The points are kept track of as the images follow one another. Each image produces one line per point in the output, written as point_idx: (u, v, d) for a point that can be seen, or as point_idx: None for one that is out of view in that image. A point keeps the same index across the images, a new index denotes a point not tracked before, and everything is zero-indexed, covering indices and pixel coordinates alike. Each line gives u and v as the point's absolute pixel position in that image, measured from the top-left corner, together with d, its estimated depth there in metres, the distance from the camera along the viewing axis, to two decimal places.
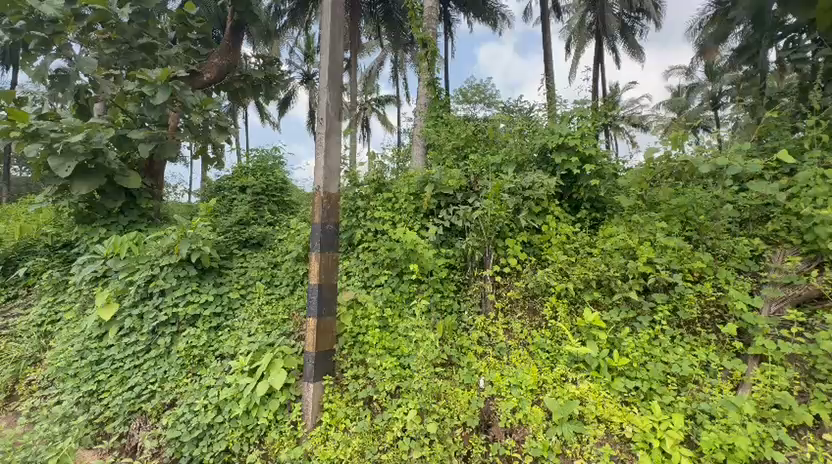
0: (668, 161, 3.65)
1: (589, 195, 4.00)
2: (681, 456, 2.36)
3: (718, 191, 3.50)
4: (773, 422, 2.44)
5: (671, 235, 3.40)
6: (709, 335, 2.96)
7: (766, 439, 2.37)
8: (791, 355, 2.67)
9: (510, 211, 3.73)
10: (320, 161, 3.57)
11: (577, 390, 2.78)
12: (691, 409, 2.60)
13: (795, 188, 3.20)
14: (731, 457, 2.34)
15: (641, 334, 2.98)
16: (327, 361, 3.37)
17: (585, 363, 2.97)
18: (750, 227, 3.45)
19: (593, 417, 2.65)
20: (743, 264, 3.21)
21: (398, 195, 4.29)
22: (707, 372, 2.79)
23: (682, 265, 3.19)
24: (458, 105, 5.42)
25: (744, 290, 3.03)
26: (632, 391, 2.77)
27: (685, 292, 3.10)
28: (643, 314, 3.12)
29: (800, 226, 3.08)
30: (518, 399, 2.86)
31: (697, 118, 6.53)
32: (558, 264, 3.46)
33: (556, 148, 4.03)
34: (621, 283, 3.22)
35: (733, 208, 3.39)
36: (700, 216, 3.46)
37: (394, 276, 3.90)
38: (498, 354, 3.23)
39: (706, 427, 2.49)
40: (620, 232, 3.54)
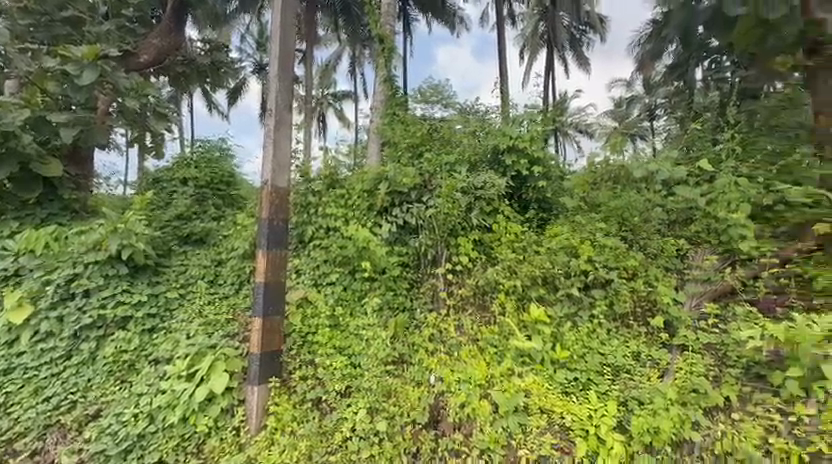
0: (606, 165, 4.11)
1: (537, 196, 4.14)
2: (614, 441, 2.59)
3: (650, 195, 3.80)
4: (692, 405, 2.70)
5: (610, 235, 3.64)
6: (641, 327, 3.21)
7: (686, 421, 2.63)
8: (707, 344, 2.97)
9: (462, 210, 3.81)
10: (269, 154, 3.43)
11: (523, 383, 2.90)
12: (624, 396, 2.80)
13: (714, 194, 3.55)
14: (656, 438, 2.58)
15: (581, 327, 3.21)
16: (274, 362, 3.25)
17: (530, 357, 3.09)
18: (677, 228, 3.65)
19: (537, 407, 2.80)
20: (670, 262, 3.47)
21: (352, 193, 4.24)
22: (639, 362, 3.01)
23: (619, 263, 3.43)
24: (416, 104, 5.39)
25: (670, 285, 3.31)
26: (572, 382, 2.94)
27: (620, 288, 3.32)
28: (582, 309, 3.31)
29: (718, 228, 3.41)
30: (467, 394, 2.94)
31: (635, 127, 7.07)
32: (508, 262, 3.58)
33: (509, 149, 4.14)
34: (564, 280, 3.41)
35: (663, 211, 3.70)
36: (635, 218, 3.73)
37: (346, 274, 3.80)
38: (448, 350, 3.28)
39: (636, 412, 2.70)
40: (565, 232, 3.71)
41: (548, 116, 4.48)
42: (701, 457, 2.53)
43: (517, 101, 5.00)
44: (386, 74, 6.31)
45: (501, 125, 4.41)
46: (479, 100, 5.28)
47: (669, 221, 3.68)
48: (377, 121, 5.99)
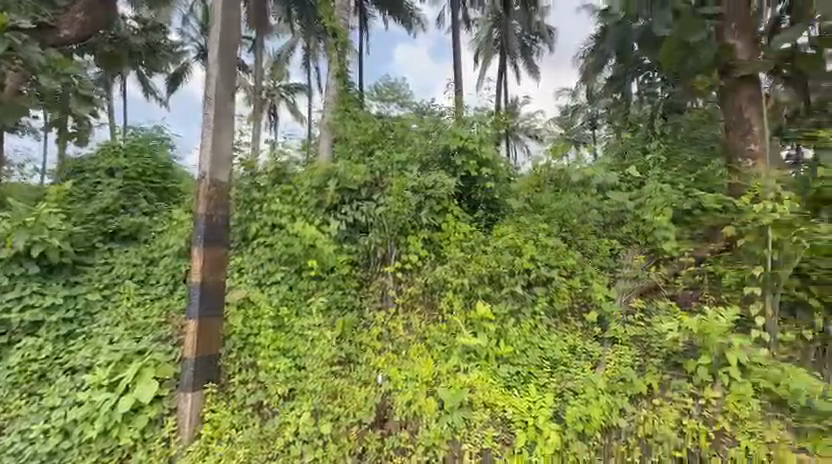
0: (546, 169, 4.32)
1: (485, 196, 4.26)
2: (551, 430, 2.71)
3: (588, 198, 4.05)
4: (620, 392, 2.90)
5: (551, 235, 3.85)
6: (578, 322, 3.41)
7: (614, 408, 2.83)
8: (634, 337, 3.18)
9: (412, 209, 3.82)
10: (207, 145, 3.23)
11: (467, 379, 2.97)
12: (560, 388, 2.96)
13: (642, 199, 3.87)
14: (588, 426, 2.74)
15: (524, 323, 3.35)
16: (211, 366, 3.10)
17: (475, 353, 3.17)
18: (610, 229, 3.90)
19: (480, 402, 2.87)
20: (604, 261, 3.71)
21: (299, 189, 4.13)
22: (576, 355, 3.19)
23: (558, 262, 3.63)
24: (373, 102, 5.32)
25: (604, 283, 3.55)
26: (513, 376, 3.06)
27: (559, 286, 3.52)
28: (525, 306, 3.46)
29: (645, 229, 3.72)
30: (414, 392, 2.96)
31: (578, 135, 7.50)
32: (456, 261, 3.64)
33: (461, 149, 4.21)
34: (508, 278, 3.54)
35: (599, 212, 3.95)
36: (573, 220, 3.97)
37: (292, 273, 3.71)
38: (396, 349, 3.28)
39: (571, 403, 2.85)
40: (510, 232, 3.86)
41: (498, 119, 4.61)
42: (628, 441, 2.72)
43: (470, 102, 5.09)
44: (339, 69, 6.18)
45: (452, 124, 4.49)
46: (436, 101, 5.30)
47: (604, 223, 3.92)
48: (329, 117, 5.84)
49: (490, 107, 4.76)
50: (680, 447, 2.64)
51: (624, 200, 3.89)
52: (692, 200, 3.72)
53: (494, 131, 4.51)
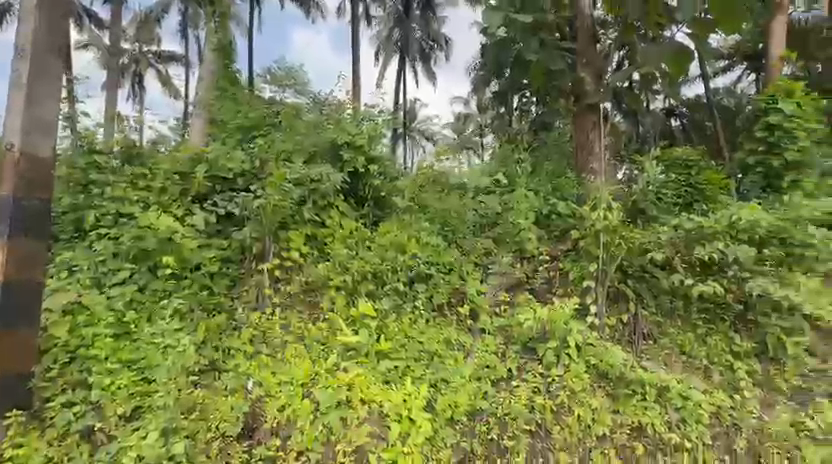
0: (430, 171, 4.52)
1: (373, 194, 4.26)
2: (423, 419, 2.81)
3: (466, 200, 4.37)
4: (485, 378, 3.21)
5: (432, 233, 4.07)
6: (453, 315, 3.66)
7: (480, 393, 3.10)
8: (499, 327, 3.53)
9: (293, 203, 3.62)
10: (20, 111, 2.56)
11: (346, 377, 2.89)
12: (435, 380, 3.12)
13: (511, 204, 4.31)
14: (456, 412, 2.96)
15: (403, 320, 3.48)
16: (19, 387, 2.64)
17: (356, 350, 3.14)
18: (486, 230, 4.28)
19: (358, 399, 2.82)
20: (479, 260, 4.06)
21: (156, 173, 3.54)
22: (450, 347, 3.40)
23: (439, 260, 3.87)
24: (266, 85, 4.92)
25: (477, 279, 3.86)
26: (391, 371, 3.10)
27: (439, 283, 3.78)
28: (408, 300, 3.67)
29: (513, 231, 4.14)
30: (288, 396, 2.81)
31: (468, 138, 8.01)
32: (339, 258, 3.62)
33: (350, 145, 4.15)
34: (391, 274, 3.70)
35: (476, 214, 4.32)
36: (456, 219, 4.26)
37: (143, 271, 3.19)
38: (272, 352, 3.12)
39: (442, 392, 3.04)
40: (396, 230, 3.90)
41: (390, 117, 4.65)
42: (488, 421, 3.01)
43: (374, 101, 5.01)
44: (223, 43, 5.54)
45: (343, 114, 4.31)
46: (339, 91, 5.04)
47: (480, 223, 4.30)
48: (207, 93, 5.17)
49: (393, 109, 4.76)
50: (529, 421, 3.03)
51: (494, 204, 4.34)
52: (549, 206, 4.30)
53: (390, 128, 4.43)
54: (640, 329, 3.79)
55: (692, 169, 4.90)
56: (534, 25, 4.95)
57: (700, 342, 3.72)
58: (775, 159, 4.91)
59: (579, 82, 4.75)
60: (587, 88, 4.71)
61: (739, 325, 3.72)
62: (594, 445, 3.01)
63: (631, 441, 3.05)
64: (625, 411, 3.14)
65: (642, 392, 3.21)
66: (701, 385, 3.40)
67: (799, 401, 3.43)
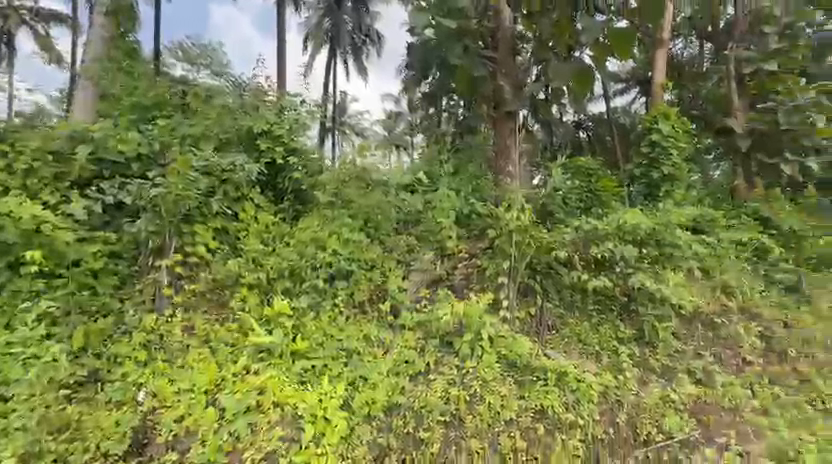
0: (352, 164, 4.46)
1: (293, 186, 4.07)
2: (339, 418, 2.78)
3: (391, 197, 4.41)
4: (402, 373, 3.25)
5: (353, 230, 4.01)
6: (373, 312, 3.65)
7: (398, 388, 3.14)
8: (419, 322, 3.58)
9: (199, 194, 3.35)
10: None
11: (257, 380, 2.76)
12: (352, 377, 3.10)
13: (432, 203, 4.45)
14: (373, 408, 2.97)
15: (321, 318, 3.42)
16: None
17: (269, 352, 2.99)
18: (409, 227, 4.36)
19: (270, 403, 2.67)
20: (402, 257, 4.09)
21: (21, 156, 3.20)
22: (370, 343, 3.41)
23: (361, 256, 3.84)
24: (176, 62, 4.53)
25: (398, 276, 3.90)
26: (307, 372, 3.02)
27: (360, 279, 3.74)
28: (326, 298, 3.58)
29: (433, 230, 4.29)
30: (187, 405, 2.62)
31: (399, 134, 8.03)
32: (251, 253, 3.51)
33: (265, 133, 3.97)
34: (310, 271, 3.61)
35: (399, 210, 4.37)
36: (380, 216, 4.24)
37: (2, 269, 2.89)
38: (169, 357, 2.90)
39: (360, 390, 3.04)
40: (315, 225, 3.89)
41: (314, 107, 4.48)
42: (405, 415, 3.03)
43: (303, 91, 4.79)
44: (120, 3, 4.84)
45: (259, 104, 4.16)
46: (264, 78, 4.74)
47: (404, 221, 4.36)
48: (96, 63, 4.48)
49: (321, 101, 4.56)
50: (444, 412, 3.08)
51: (413, 201, 4.44)
52: (468, 206, 4.50)
53: (313, 118, 4.27)
54: (545, 320, 4.16)
55: (592, 176, 5.46)
56: (458, 31, 5.17)
57: (593, 331, 4.18)
58: (653, 171, 5.77)
59: (499, 90, 5.11)
60: (505, 95, 5.09)
61: (624, 315, 4.29)
62: (502, 430, 3.13)
63: (533, 423, 3.22)
64: (531, 396, 3.32)
65: (545, 378, 3.47)
66: (593, 369, 3.81)
67: (668, 378, 4.00)
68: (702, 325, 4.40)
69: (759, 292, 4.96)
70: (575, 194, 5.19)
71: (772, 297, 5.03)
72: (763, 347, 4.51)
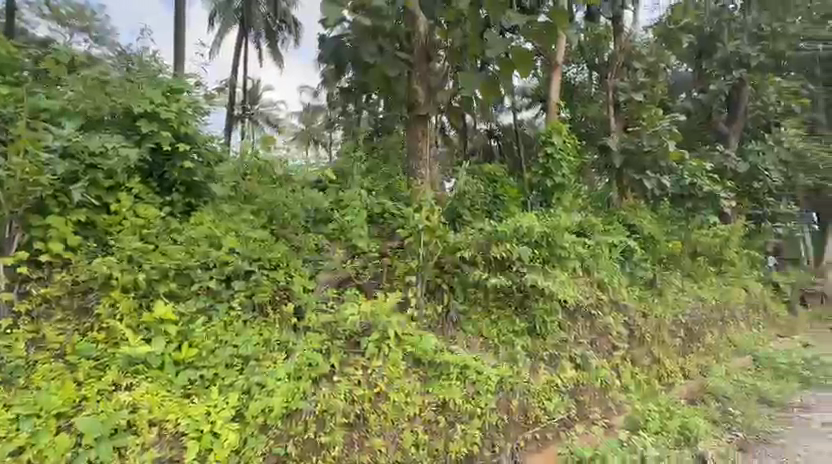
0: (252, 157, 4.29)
1: (183, 176, 3.65)
2: (230, 431, 2.59)
3: (297, 193, 4.25)
4: (305, 377, 3.01)
5: (255, 227, 3.78)
6: (274, 314, 3.39)
7: (298, 393, 2.88)
8: (325, 322, 3.45)
9: (57, 182, 3.01)
10: None
11: (131, 397, 2.54)
12: (248, 385, 2.83)
13: (342, 201, 4.38)
14: (269, 417, 2.72)
15: (217, 322, 3.14)
16: None
17: (146, 364, 2.75)
18: (319, 226, 4.23)
19: (145, 422, 2.46)
20: (310, 255, 3.93)
21: None
22: (269, 347, 3.16)
23: (262, 255, 3.54)
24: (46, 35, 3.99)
25: (305, 275, 3.72)
26: (195, 382, 2.80)
27: (261, 280, 3.44)
28: (220, 301, 3.28)
29: (344, 230, 4.20)
30: (33, 434, 2.27)
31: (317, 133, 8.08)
32: (125, 250, 3.08)
33: (145, 114, 3.50)
34: (201, 272, 3.28)
35: (312, 207, 4.22)
36: (285, 212, 4.04)
37: None
38: (9, 376, 2.53)
39: (254, 397, 2.77)
40: (208, 222, 3.57)
41: (211, 92, 4.14)
42: (307, 420, 2.85)
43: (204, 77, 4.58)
44: None
45: (141, 82, 3.70)
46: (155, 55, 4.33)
47: (314, 218, 4.22)
48: None
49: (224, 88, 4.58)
50: (348, 414, 3.01)
51: (320, 201, 4.25)
52: (380, 205, 4.56)
53: (208, 104, 3.96)
54: (451, 318, 4.34)
55: (497, 183, 5.95)
56: (373, 29, 5.12)
57: (492, 325, 4.50)
58: (547, 180, 6.45)
59: (413, 94, 4.99)
60: (419, 99, 5.00)
61: (519, 310, 4.68)
62: (406, 427, 3.20)
63: (435, 416, 3.35)
64: (435, 392, 3.41)
65: (447, 374, 3.55)
66: (493, 362, 4.06)
67: (554, 365, 4.42)
68: (583, 317, 4.94)
69: (626, 287, 5.81)
70: (494, 199, 5.75)
71: (635, 291, 5.93)
72: (627, 334, 5.24)
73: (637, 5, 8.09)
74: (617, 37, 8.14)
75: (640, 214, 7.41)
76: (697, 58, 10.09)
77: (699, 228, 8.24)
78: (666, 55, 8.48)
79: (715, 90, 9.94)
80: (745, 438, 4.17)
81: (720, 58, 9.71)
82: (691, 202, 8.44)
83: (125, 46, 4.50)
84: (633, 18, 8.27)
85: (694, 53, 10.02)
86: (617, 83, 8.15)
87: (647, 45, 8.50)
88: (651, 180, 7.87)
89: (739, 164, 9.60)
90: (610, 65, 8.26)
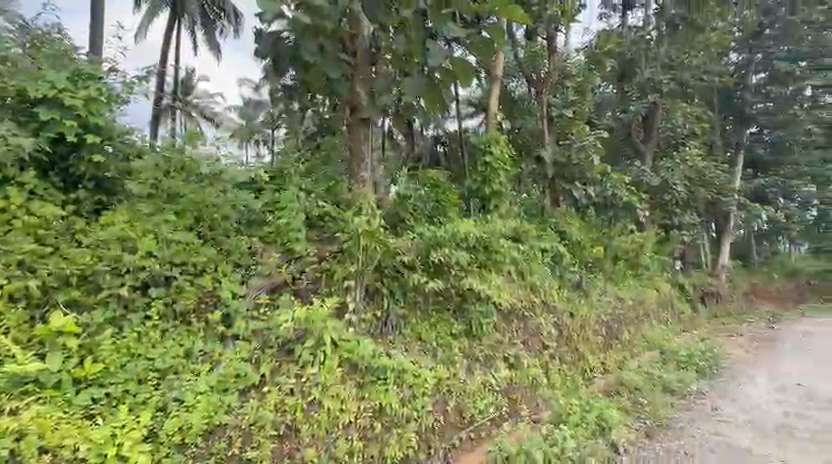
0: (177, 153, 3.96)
1: (92, 171, 3.35)
2: (139, 454, 2.36)
3: (227, 193, 3.99)
4: (231, 389, 2.85)
5: (177, 228, 3.48)
6: (198, 324, 3.16)
7: (219, 408, 2.70)
8: (256, 330, 3.26)
9: None
10: None
11: (16, 422, 2.21)
12: (163, 401, 2.63)
13: (279, 203, 4.22)
14: (186, 435, 2.53)
15: (129, 333, 2.89)
16: None
17: (38, 383, 2.45)
18: (252, 228, 4.00)
19: (33, 451, 2.16)
20: (241, 259, 3.72)
21: None
22: (191, 359, 2.94)
23: (185, 258, 3.33)
24: None
25: (235, 281, 3.51)
26: (101, 401, 2.54)
27: (184, 285, 3.24)
28: (134, 311, 3.01)
29: (279, 233, 4.03)
30: None
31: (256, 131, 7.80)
32: (19, 253, 2.79)
33: (45, 100, 3.16)
34: (111, 278, 3.00)
35: (245, 208, 4.01)
36: (213, 213, 3.77)
37: None
38: None
39: (171, 414, 2.58)
40: (122, 223, 3.28)
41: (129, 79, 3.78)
42: (231, 435, 2.67)
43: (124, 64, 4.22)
44: None
45: (41, 67, 3.35)
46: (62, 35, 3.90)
47: (248, 221, 4.00)
48: None
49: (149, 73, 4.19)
50: (278, 426, 2.86)
51: (254, 201, 4.04)
52: (319, 208, 4.41)
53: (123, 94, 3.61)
54: (390, 321, 4.33)
55: (439, 189, 6.06)
56: None
57: (431, 329, 4.54)
58: (485, 188, 6.73)
59: (355, 97, 4.91)
60: (361, 102, 4.92)
61: (457, 312, 4.78)
62: (339, 434, 3.11)
63: (370, 422, 3.30)
64: (371, 397, 3.36)
65: (384, 377, 3.51)
66: (430, 364, 4.10)
67: (488, 365, 4.58)
68: (516, 318, 5.19)
69: (556, 290, 6.22)
70: (438, 205, 5.90)
71: (563, 293, 6.36)
72: (555, 334, 5.61)
73: (568, 29, 8.77)
74: (552, 56, 8.65)
75: (569, 222, 8.00)
76: (620, 81, 11.11)
77: (620, 235, 9.08)
78: (592, 77, 9.26)
79: (635, 111, 11.04)
80: (651, 424, 4.66)
81: (638, 82, 10.79)
82: (613, 211, 9.29)
83: (28, 20, 3.98)
84: (564, 40, 8.95)
85: (616, 76, 11.04)
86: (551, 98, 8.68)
87: (577, 66, 9.21)
88: (579, 190, 8.74)
89: (653, 178, 10.73)
90: (545, 81, 8.72)
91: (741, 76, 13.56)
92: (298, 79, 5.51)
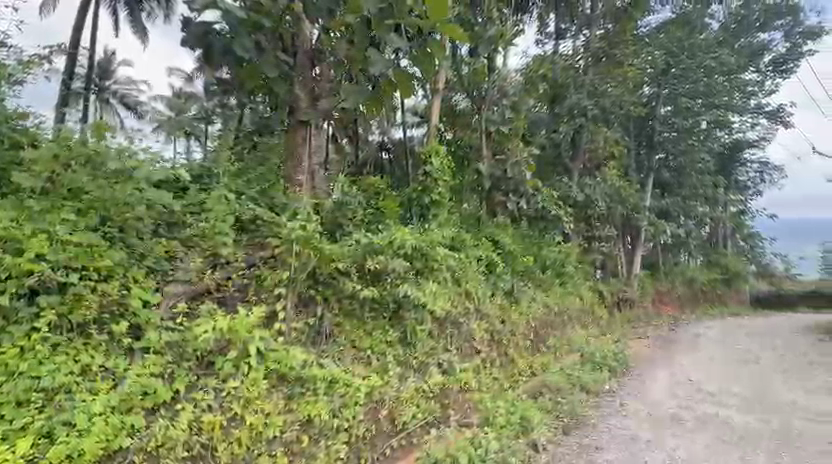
0: (82, 145, 3.61)
1: None
2: None
3: (143, 189, 3.53)
4: (136, 408, 2.59)
5: (77, 229, 3.08)
6: (99, 337, 2.77)
7: (121, 431, 2.44)
8: (169, 342, 2.99)
9: None
10: None
11: None
12: (48, 425, 2.30)
13: (204, 205, 3.93)
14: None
15: (9, 348, 2.50)
16: None
17: None
18: (173, 231, 3.67)
19: None
20: (156, 263, 3.36)
21: None
22: (88, 377, 2.59)
23: (84, 263, 2.90)
24: None
25: (147, 288, 3.14)
26: None
27: (81, 291, 2.81)
28: (17, 322, 2.62)
29: (202, 238, 3.72)
30: None
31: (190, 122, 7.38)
32: None
33: None
34: None
35: (165, 209, 3.63)
36: (125, 213, 3.34)
37: None
38: None
39: (58, 440, 2.26)
40: (6, 221, 2.93)
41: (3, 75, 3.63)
42: (133, 460, 2.45)
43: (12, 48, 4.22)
44: None
45: None
46: None
47: (168, 223, 3.66)
48: None
49: (45, 58, 4.31)
50: (191, 446, 2.69)
51: (169, 200, 3.59)
52: (250, 210, 4.18)
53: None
54: (323, 329, 4.23)
55: (380, 196, 6.15)
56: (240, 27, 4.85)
57: (367, 336, 4.50)
58: (425, 197, 6.84)
59: (294, 98, 4.86)
60: (299, 104, 4.87)
61: (394, 320, 4.77)
62: (262, 450, 2.95)
63: (298, 435, 3.17)
64: (299, 410, 3.23)
65: (313, 388, 3.39)
66: (363, 373, 4.05)
67: (422, 371, 4.64)
68: (451, 325, 5.33)
69: (490, 297, 6.49)
70: (376, 212, 5.93)
71: (497, 299, 6.65)
72: (487, 339, 5.87)
73: (506, 51, 9.29)
74: (491, 74, 9.14)
75: (504, 232, 8.43)
76: (552, 102, 11.76)
77: (549, 246, 9.75)
78: (527, 98, 9.89)
79: (564, 132, 12.01)
80: (567, 422, 5.05)
81: (568, 104, 11.59)
82: (543, 223, 9.97)
83: None
84: (502, 61, 9.47)
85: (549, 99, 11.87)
86: (490, 114, 9.10)
87: (514, 86, 9.79)
88: (513, 202, 9.23)
89: (578, 195, 11.69)
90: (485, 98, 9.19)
91: (652, 107, 14.98)
92: (231, 72, 5.22)
